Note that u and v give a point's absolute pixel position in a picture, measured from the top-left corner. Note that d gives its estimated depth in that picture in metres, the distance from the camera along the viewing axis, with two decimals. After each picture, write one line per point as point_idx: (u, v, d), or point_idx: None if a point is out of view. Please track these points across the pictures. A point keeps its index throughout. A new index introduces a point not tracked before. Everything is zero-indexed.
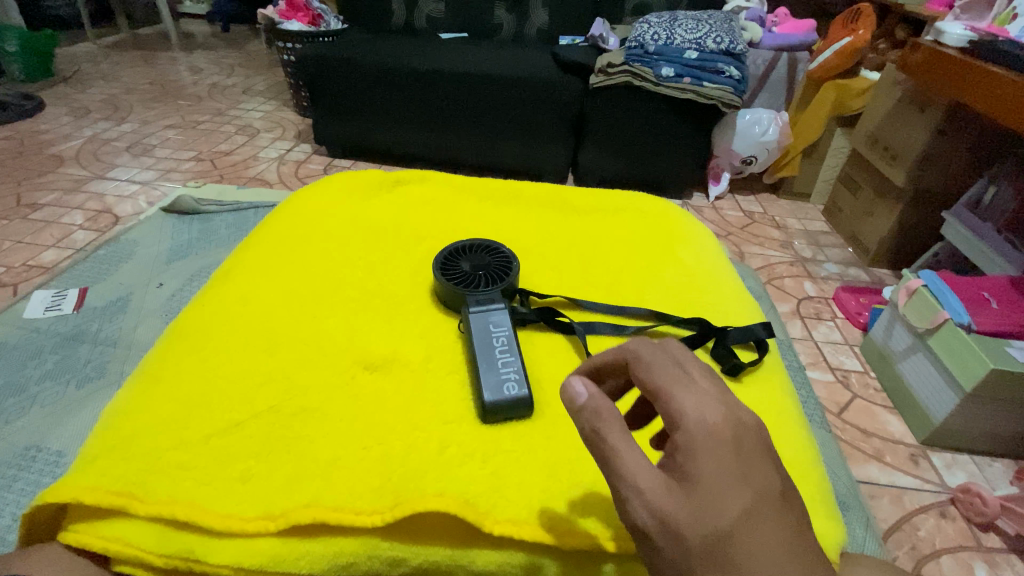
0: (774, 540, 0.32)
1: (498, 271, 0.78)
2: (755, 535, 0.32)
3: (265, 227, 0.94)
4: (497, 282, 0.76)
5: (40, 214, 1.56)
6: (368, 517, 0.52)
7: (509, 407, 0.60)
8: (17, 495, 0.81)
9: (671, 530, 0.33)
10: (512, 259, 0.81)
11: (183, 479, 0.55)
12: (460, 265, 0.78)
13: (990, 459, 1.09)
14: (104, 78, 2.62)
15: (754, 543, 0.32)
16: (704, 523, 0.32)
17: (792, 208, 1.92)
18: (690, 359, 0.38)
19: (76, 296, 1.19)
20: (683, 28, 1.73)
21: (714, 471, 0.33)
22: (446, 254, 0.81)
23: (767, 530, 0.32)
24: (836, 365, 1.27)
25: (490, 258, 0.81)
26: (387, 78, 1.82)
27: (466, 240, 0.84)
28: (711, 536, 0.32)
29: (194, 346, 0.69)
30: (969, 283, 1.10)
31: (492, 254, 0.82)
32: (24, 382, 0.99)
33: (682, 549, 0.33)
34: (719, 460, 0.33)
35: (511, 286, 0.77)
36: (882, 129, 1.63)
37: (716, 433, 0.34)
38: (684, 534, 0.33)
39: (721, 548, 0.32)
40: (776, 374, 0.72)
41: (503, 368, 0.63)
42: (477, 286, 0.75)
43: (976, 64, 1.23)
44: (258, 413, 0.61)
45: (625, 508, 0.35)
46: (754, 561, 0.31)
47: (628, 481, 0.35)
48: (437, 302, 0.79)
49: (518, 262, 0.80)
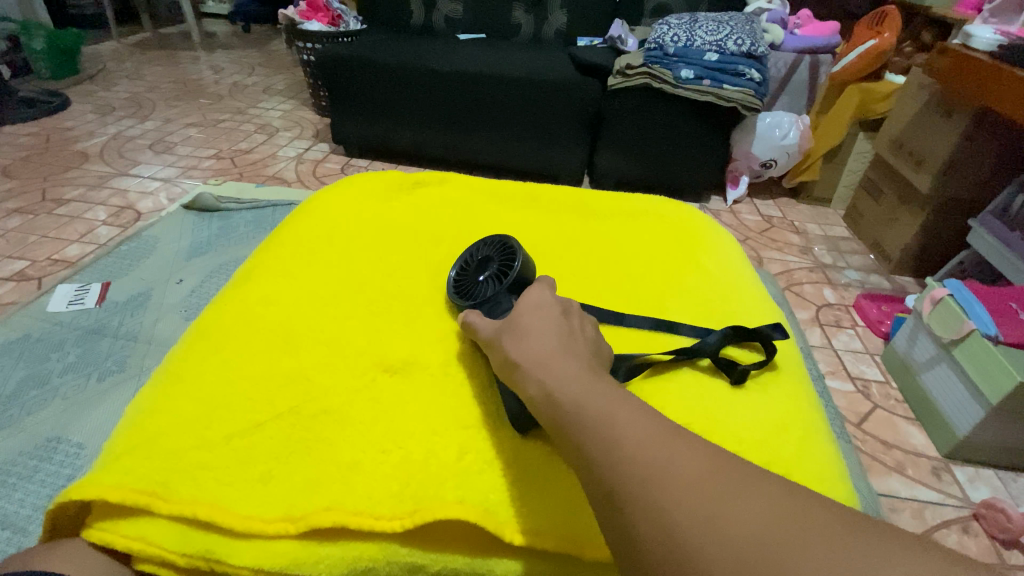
0: (548, 325, 0.52)
1: (503, 266, 0.73)
2: (534, 321, 0.54)
3: (285, 228, 0.94)
4: (503, 279, 0.71)
5: (65, 209, 1.59)
6: (388, 522, 0.52)
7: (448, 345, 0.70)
8: (39, 486, 0.82)
9: (495, 329, 0.57)
10: (513, 248, 0.74)
11: (205, 478, 0.55)
12: (470, 276, 0.76)
13: (1015, 475, 1.05)
14: (128, 77, 2.66)
15: (535, 323, 0.53)
16: (510, 321, 0.55)
17: (811, 213, 1.89)
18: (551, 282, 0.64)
19: (99, 290, 1.22)
20: (703, 30, 1.71)
21: (527, 301, 0.57)
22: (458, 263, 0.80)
23: (546, 320, 0.53)
24: (857, 374, 1.24)
25: (495, 255, 0.76)
26: (404, 79, 1.83)
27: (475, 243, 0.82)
28: (512, 326, 0.54)
29: (215, 345, 0.70)
30: (996, 293, 1.07)
31: (498, 249, 0.77)
32: (47, 374, 1.01)
33: (496, 338, 0.55)
34: (530, 299, 0.58)
35: (520, 277, 0.70)
36: (906, 134, 1.59)
37: (536, 293, 0.59)
38: (497, 331, 0.56)
39: (514, 329, 0.54)
40: (798, 385, 0.70)
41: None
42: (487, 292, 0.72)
43: (1005, 69, 1.21)
44: (279, 414, 0.61)
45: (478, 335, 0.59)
46: (525, 332, 0.52)
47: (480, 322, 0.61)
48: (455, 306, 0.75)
49: (524, 245, 0.73)
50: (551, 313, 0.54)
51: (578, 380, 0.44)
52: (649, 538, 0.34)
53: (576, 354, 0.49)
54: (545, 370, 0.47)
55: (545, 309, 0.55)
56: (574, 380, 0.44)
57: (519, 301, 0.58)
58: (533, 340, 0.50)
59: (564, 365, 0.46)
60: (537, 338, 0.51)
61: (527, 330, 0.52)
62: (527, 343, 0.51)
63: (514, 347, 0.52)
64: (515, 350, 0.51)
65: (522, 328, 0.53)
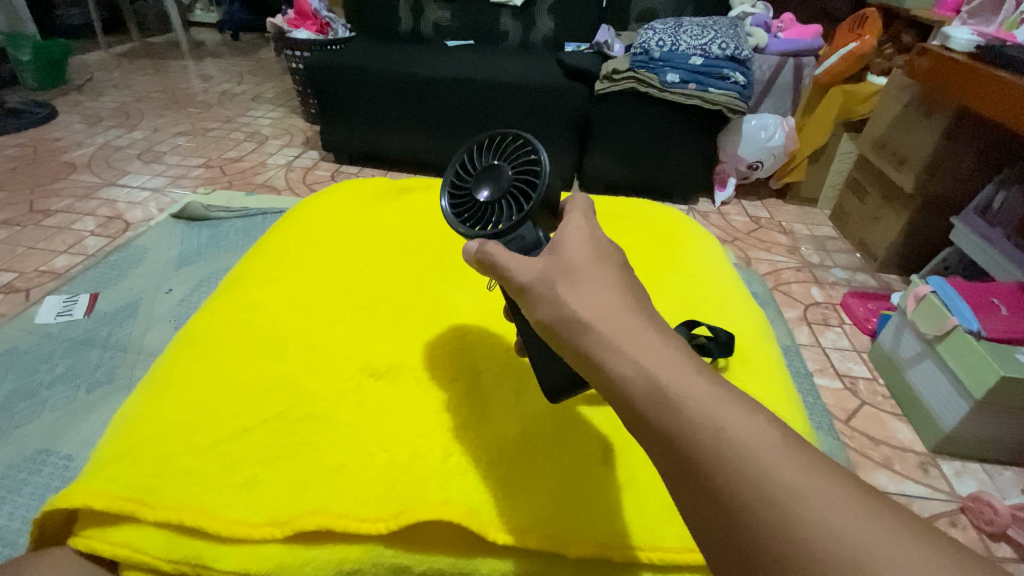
0: (612, 281, 0.44)
1: (518, 180, 0.59)
2: (595, 273, 0.45)
3: (273, 234, 0.96)
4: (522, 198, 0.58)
5: (53, 220, 1.58)
6: (372, 525, 0.54)
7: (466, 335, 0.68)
8: (27, 498, 0.82)
9: (539, 272, 0.46)
10: (530, 155, 0.59)
11: (191, 485, 0.57)
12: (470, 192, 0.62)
13: (1001, 468, 1.07)
14: (116, 86, 2.65)
15: (600, 276, 0.45)
16: (562, 266, 0.46)
17: (798, 213, 1.91)
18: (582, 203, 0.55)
19: (87, 301, 1.21)
20: (688, 35, 1.73)
21: (578, 245, 0.48)
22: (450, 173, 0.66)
23: (610, 278, 0.45)
24: (844, 371, 1.26)
25: (502, 161, 0.61)
26: (393, 86, 1.84)
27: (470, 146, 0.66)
28: (569, 271, 0.45)
29: (203, 353, 0.72)
30: (978, 288, 1.10)
31: (504, 153, 0.62)
32: (36, 386, 1.00)
33: (546, 285, 0.45)
34: (577, 236, 0.48)
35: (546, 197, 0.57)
36: (888, 135, 1.62)
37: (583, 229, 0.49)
38: (544, 278, 0.46)
39: (575, 284, 0.44)
40: (770, 374, 0.72)
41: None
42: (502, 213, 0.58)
43: (983, 70, 1.23)
44: (265, 419, 0.64)
45: (508, 274, 0.48)
46: (588, 288, 0.44)
47: (512, 256, 0.49)
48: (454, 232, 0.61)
49: (543, 150, 0.59)
50: (613, 266, 0.46)
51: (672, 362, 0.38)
52: (783, 559, 0.30)
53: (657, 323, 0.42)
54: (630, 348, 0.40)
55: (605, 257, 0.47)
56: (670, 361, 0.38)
57: (563, 238, 0.48)
58: (605, 302, 0.43)
59: (647, 339, 0.40)
60: (611, 301, 0.43)
61: (595, 291, 0.43)
62: (600, 302, 0.43)
63: (586, 305, 0.43)
64: (586, 309, 0.42)
65: (587, 280, 0.44)
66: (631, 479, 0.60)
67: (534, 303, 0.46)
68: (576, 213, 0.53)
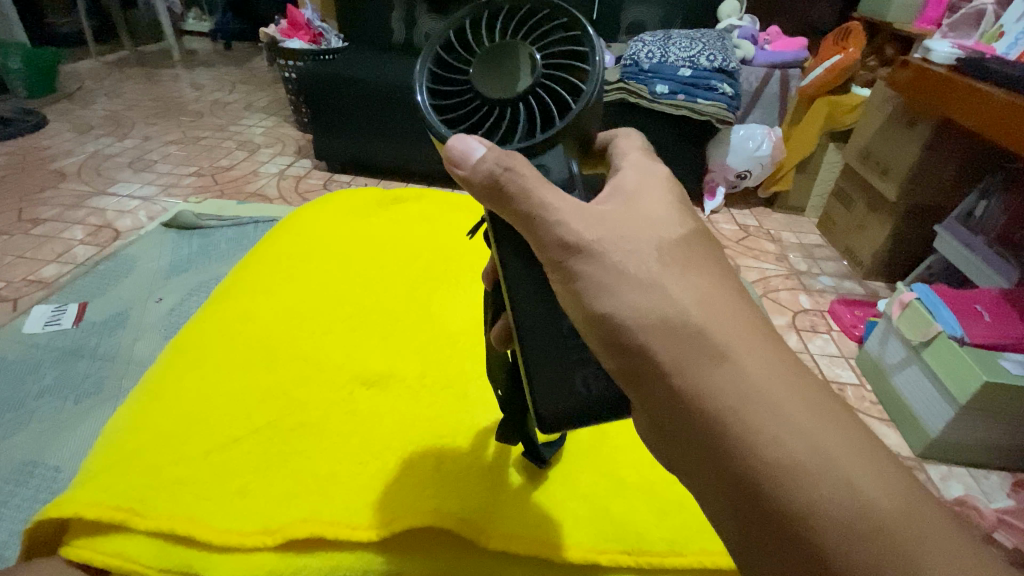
0: (716, 273, 0.41)
1: (544, 83, 0.51)
2: (719, 294, 0.40)
3: (267, 243, 0.96)
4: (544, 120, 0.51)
5: (42, 229, 1.57)
6: (363, 531, 0.55)
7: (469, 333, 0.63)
8: (14, 511, 0.82)
9: (610, 236, 0.42)
10: (564, 62, 0.52)
11: (182, 494, 0.58)
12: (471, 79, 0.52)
13: (987, 471, 1.09)
14: (107, 95, 2.65)
15: (701, 267, 0.41)
16: (647, 242, 0.42)
17: (786, 221, 1.94)
18: (634, 152, 0.52)
19: (76, 310, 1.21)
20: (676, 47, 1.77)
21: (660, 215, 0.44)
22: (442, 44, 0.54)
23: (713, 276, 0.41)
24: (832, 377, 1.27)
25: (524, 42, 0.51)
26: (386, 96, 1.85)
27: (466, 14, 0.53)
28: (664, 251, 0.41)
29: (194, 362, 0.73)
30: (961, 296, 1.12)
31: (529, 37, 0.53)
32: (23, 397, 0.99)
33: (635, 265, 0.41)
34: (656, 200, 0.45)
35: (577, 125, 0.51)
36: (872, 144, 1.65)
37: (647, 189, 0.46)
38: (613, 243, 0.41)
39: (703, 307, 0.39)
40: None
41: (575, 362, 0.50)
42: (520, 121, 0.51)
43: (963, 82, 1.26)
44: (257, 428, 0.65)
45: (555, 220, 0.42)
46: (694, 281, 0.40)
47: (563, 198, 0.43)
48: (436, 137, 0.51)
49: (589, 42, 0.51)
50: (707, 256, 0.43)
51: (841, 445, 0.35)
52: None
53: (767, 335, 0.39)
54: (777, 415, 0.36)
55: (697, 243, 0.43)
56: (837, 441, 0.35)
57: (638, 203, 0.44)
58: (716, 299, 0.40)
59: (763, 357, 0.38)
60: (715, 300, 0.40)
61: (735, 333, 0.38)
62: (714, 303, 0.39)
63: (702, 304, 0.39)
64: (707, 312, 0.39)
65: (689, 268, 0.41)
66: (619, 483, 0.63)
67: (592, 288, 0.41)
68: (632, 166, 0.49)
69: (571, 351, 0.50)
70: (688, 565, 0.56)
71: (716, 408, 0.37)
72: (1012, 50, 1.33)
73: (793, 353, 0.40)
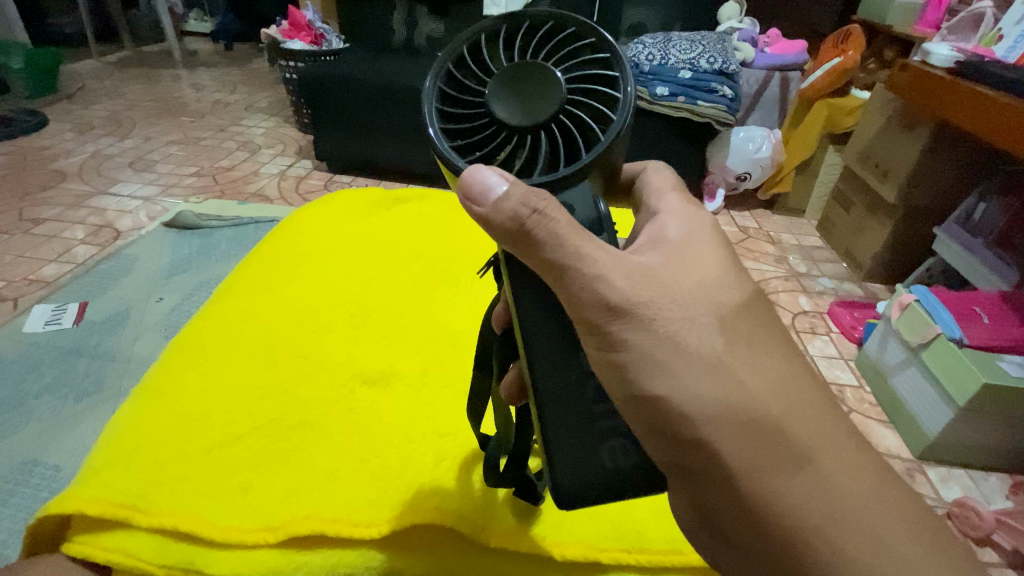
0: (771, 343, 0.43)
1: (566, 110, 0.48)
2: (793, 382, 0.42)
3: (268, 242, 0.97)
4: (560, 147, 0.48)
5: (42, 228, 1.57)
6: (365, 529, 0.55)
7: (480, 375, 0.60)
8: (14, 509, 0.82)
9: (661, 295, 0.41)
10: (583, 88, 0.49)
11: (183, 490, 0.58)
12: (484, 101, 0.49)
13: (986, 474, 1.09)
14: (108, 95, 2.65)
15: (757, 336, 0.42)
16: (704, 305, 0.42)
17: (786, 223, 1.94)
18: (668, 194, 0.53)
19: (76, 310, 1.21)
20: (677, 49, 1.77)
21: (710, 274, 0.44)
22: (454, 61, 0.51)
23: (780, 358, 0.42)
24: (832, 379, 1.27)
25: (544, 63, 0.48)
26: (386, 96, 1.86)
27: (480, 31, 0.51)
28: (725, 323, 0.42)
29: (195, 360, 0.73)
30: (959, 298, 1.12)
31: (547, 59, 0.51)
32: (23, 397, 0.99)
33: (694, 338, 0.41)
34: (703, 253, 0.45)
35: (605, 159, 0.48)
36: (872, 148, 1.66)
37: (692, 240, 0.46)
38: (662, 305, 0.41)
39: (775, 396, 0.40)
40: None
41: (602, 432, 0.48)
42: (537, 150, 0.48)
43: (962, 85, 1.27)
44: (258, 426, 0.65)
45: (599, 275, 0.41)
46: (750, 354, 0.41)
47: (602, 248, 0.42)
48: (443, 161, 0.48)
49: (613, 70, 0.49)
50: (761, 325, 0.43)
51: (916, 553, 0.37)
52: None
53: (814, 402, 0.42)
54: (849, 517, 0.38)
55: (752, 310, 0.44)
56: (884, 523, 0.38)
57: (688, 258, 0.44)
58: (775, 375, 0.41)
59: (812, 425, 0.40)
60: (771, 376, 0.41)
61: (812, 432, 0.40)
62: (776, 380, 0.41)
63: (760, 383, 0.41)
64: (767, 394, 0.40)
65: (752, 347, 0.42)
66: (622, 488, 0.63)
67: (644, 364, 0.41)
68: (671, 212, 0.50)
69: (598, 419, 0.48)
70: (687, 565, 0.56)
71: (796, 517, 0.39)
72: (1012, 53, 1.34)
73: (832, 416, 0.42)
